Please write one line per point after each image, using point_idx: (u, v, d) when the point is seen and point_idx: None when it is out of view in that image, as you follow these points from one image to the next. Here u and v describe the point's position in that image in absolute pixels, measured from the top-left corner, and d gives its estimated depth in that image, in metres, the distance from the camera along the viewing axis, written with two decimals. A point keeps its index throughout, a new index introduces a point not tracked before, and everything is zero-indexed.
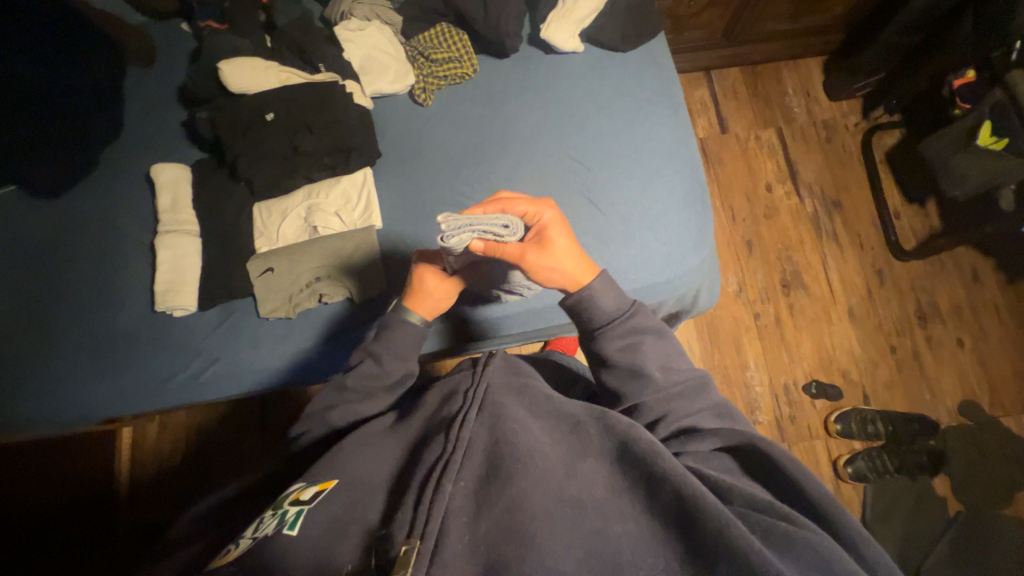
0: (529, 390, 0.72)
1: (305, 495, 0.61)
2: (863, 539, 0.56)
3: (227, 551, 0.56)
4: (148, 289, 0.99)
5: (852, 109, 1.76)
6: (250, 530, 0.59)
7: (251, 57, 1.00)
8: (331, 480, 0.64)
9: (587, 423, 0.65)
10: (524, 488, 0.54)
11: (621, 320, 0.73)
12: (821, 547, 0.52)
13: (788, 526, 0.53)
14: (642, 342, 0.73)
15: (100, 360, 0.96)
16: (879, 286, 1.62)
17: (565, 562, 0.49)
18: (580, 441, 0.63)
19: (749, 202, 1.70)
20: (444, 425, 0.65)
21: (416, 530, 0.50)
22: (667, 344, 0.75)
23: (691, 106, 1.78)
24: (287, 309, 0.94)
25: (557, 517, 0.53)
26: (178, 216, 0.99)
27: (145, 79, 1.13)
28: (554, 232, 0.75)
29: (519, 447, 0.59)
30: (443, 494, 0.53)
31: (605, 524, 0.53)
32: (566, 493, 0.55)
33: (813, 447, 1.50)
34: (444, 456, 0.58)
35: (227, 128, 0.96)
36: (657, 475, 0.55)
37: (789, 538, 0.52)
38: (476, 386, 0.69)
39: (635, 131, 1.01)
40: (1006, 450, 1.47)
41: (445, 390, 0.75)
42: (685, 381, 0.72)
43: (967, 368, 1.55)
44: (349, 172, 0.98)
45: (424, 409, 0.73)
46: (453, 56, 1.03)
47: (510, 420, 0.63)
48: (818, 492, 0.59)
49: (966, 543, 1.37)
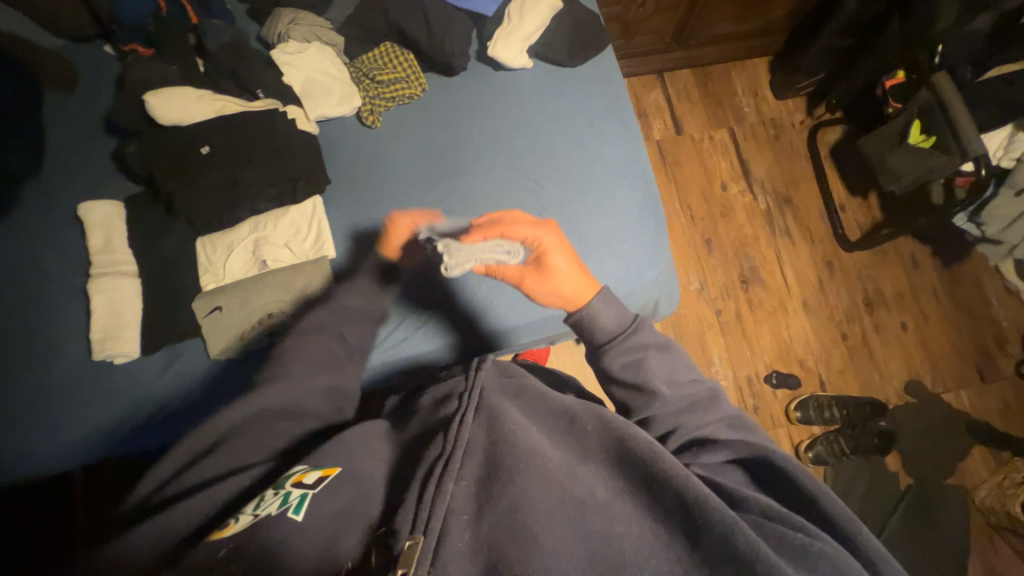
0: (525, 389, 0.71)
1: (309, 478, 0.58)
2: (878, 555, 0.57)
3: (228, 524, 0.55)
4: (83, 336, 0.93)
5: (797, 107, 1.83)
6: (252, 504, 0.56)
7: (181, 87, 0.95)
8: (337, 467, 0.61)
9: (583, 419, 0.65)
10: (527, 488, 0.54)
11: (622, 338, 0.71)
12: (841, 564, 0.53)
13: (804, 539, 0.54)
14: (646, 358, 0.71)
15: (32, 416, 0.88)
16: (829, 277, 1.70)
17: (567, 560, 0.50)
18: (579, 443, 0.63)
19: (707, 202, 1.74)
20: (442, 425, 0.64)
21: (419, 526, 0.50)
22: (674, 358, 0.73)
23: (646, 108, 1.80)
24: (238, 348, 0.90)
25: (560, 517, 0.53)
26: (113, 256, 0.93)
27: (59, 105, 1.04)
28: (553, 256, 0.78)
29: (520, 448, 0.58)
30: (445, 492, 0.53)
31: (607, 525, 0.53)
32: (568, 492, 0.55)
33: (776, 434, 1.56)
34: (444, 454, 0.58)
35: (161, 162, 0.91)
36: (658, 475, 0.56)
37: (805, 550, 0.53)
38: (471, 387, 0.67)
39: (587, 147, 1.02)
40: (950, 424, 1.58)
41: (441, 392, 0.74)
42: (695, 396, 0.71)
43: (912, 350, 1.65)
44: (297, 202, 0.96)
45: (419, 412, 0.72)
46: (401, 76, 1.01)
47: (508, 422, 0.62)
48: (834, 508, 0.59)
49: (917, 514, 1.46)
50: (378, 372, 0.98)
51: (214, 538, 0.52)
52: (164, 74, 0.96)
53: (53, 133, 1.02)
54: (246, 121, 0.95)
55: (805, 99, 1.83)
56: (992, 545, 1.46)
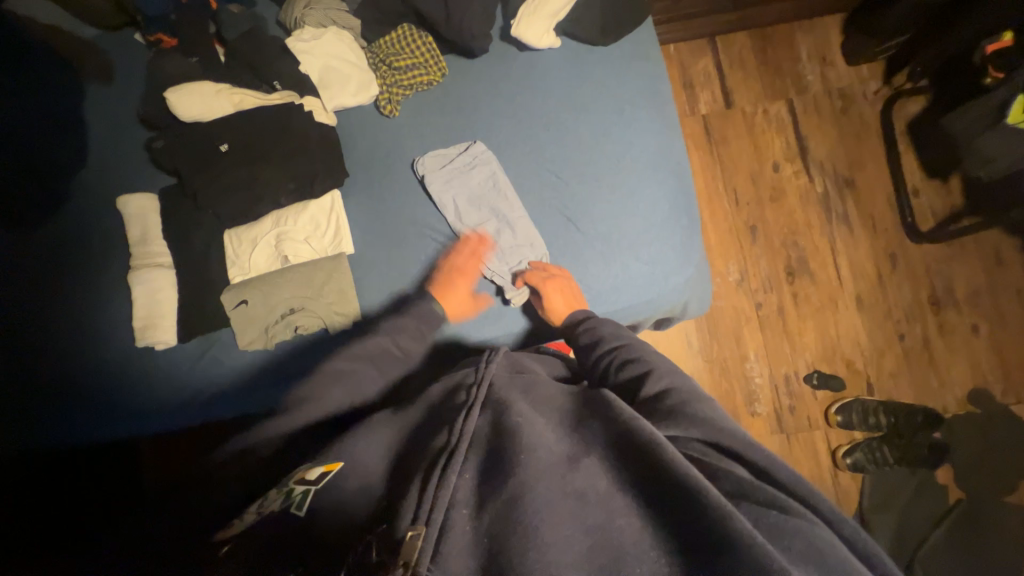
0: (535, 383, 0.66)
1: (312, 475, 0.56)
2: (843, 519, 0.48)
3: (235, 524, 0.54)
4: (122, 323, 0.99)
5: (872, 74, 1.60)
6: (258, 504, 0.56)
7: (201, 83, 0.99)
8: (339, 462, 0.57)
9: (590, 410, 0.58)
10: (524, 476, 0.48)
11: (580, 321, 0.84)
12: (816, 540, 0.44)
13: (778, 515, 0.46)
14: (601, 329, 0.80)
15: (85, 393, 0.97)
16: (891, 271, 1.53)
17: (566, 554, 0.43)
18: (585, 433, 0.55)
19: (754, 184, 1.58)
20: (448, 415, 0.60)
21: (421, 516, 0.46)
22: (632, 336, 0.78)
23: (694, 77, 1.62)
24: (264, 340, 0.96)
25: (559, 507, 0.46)
26: (151, 248, 0.98)
27: (96, 96, 1.07)
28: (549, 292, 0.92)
29: (521, 439, 0.52)
30: (449, 482, 0.49)
31: (607, 517, 0.45)
32: (569, 482, 0.48)
33: (812, 438, 1.45)
34: (448, 446, 0.53)
35: (186, 159, 0.97)
36: (658, 465, 0.46)
37: (774, 527, 0.45)
38: (480, 381, 0.64)
39: (615, 138, 1.02)
40: (1019, 439, 1.41)
41: (450, 383, 0.69)
42: (636, 355, 0.72)
43: (981, 355, 1.48)
44: (316, 197, 1.00)
45: (422, 400, 0.68)
46: (418, 62, 1.03)
47: (511, 414, 0.56)
48: (788, 473, 0.50)
49: (966, 532, 1.33)
50: None
51: (222, 538, 0.53)
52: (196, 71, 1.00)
53: (90, 125, 1.05)
54: (265, 115, 0.99)
55: (883, 63, 1.58)
56: None
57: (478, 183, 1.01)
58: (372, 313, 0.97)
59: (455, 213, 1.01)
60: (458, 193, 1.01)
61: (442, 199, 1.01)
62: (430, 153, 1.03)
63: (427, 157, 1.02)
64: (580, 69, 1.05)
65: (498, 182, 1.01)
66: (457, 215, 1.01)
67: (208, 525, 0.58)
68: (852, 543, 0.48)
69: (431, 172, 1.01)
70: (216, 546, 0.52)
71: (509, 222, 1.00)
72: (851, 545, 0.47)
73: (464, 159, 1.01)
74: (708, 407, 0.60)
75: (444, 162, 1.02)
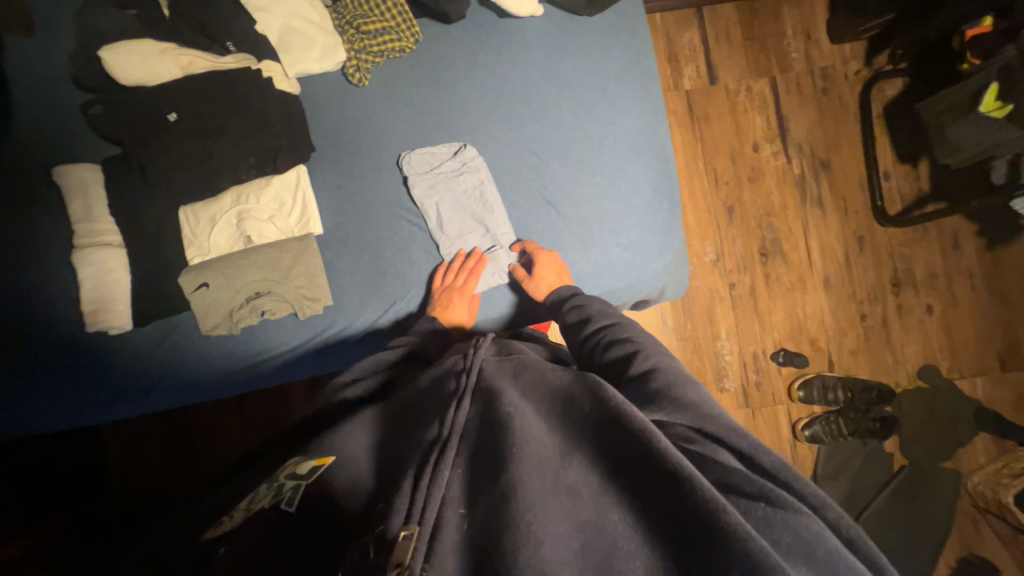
0: (528, 367, 0.63)
1: (302, 468, 0.54)
2: (823, 504, 0.47)
3: (224, 522, 0.51)
4: (67, 306, 0.92)
5: (854, 54, 1.59)
6: (245, 501, 0.53)
7: (141, 39, 0.89)
8: (331, 456, 0.55)
9: (579, 395, 0.54)
10: (518, 471, 0.46)
11: (570, 298, 0.86)
12: (805, 531, 0.42)
13: (767, 508, 0.44)
14: (591, 306, 0.83)
15: (29, 382, 0.91)
16: (858, 253, 1.57)
17: (560, 551, 0.41)
18: (576, 421, 0.52)
19: (734, 164, 1.57)
20: (436, 406, 0.58)
21: (414, 515, 0.44)
22: (621, 315, 0.80)
23: (679, 51, 1.57)
24: (228, 325, 0.91)
25: (553, 503, 0.44)
26: (95, 225, 0.90)
27: (20, 53, 0.94)
28: (544, 265, 0.92)
29: (513, 431, 0.50)
30: (442, 479, 0.47)
31: (598, 513, 0.44)
32: (562, 478, 0.46)
33: (775, 411, 1.52)
34: (439, 439, 0.52)
35: (130, 130, 0.89)
36: (651, 454, 0.44)
37: (765, 522, 0.44)
38: (471, 369, 0.62)
39: (598, 118, 0.99)
40: (961, 411, 1.51)
41: (437, 370, 0.67)
42: (624, 334, 0.74)
43: (933, 335, 1.56)
44: (280, 173, 0.94)
45: (410, 390, 0.66)
46: (389, 25, 0.96)
47: (502, 403, 0.54)
48: (771, 459, 0.49)
49: (906, 495, 1.44)
50: (364, 345, 0.97)
51: (212, 538, 0.49)
52: (139, 30, 0.90)
53: (15, 82, 0.94)
54: (217, 80, 0.91)
55: (864, 43, 1.58)
56: (975, 527, 1.45)
57: (464, 193, 0.97)
58: (345, 299, 0.95)
59: (438, 223, 0.97)
60: (443, 200, 0.97)
61: (425, 206, 0.97)
62: (418, 150, 0.97)
63: (414, 155, 0.97)
64: (562, 40, 1.00)
65: (486, 194, 0.97)
66: (439, 225, 0.97)
67: (196, 519, 0.54)
68: (836, 527, 0.47)
69: (417, 173, 0.96)
70: (207, 544, 0.48)
71: (489, 216, 0.98)
72: (836, 529, 0.46)
73: (453, 165, 0.97)
74: (694, 392, 0.60)
75: (432, 163, 0.97)
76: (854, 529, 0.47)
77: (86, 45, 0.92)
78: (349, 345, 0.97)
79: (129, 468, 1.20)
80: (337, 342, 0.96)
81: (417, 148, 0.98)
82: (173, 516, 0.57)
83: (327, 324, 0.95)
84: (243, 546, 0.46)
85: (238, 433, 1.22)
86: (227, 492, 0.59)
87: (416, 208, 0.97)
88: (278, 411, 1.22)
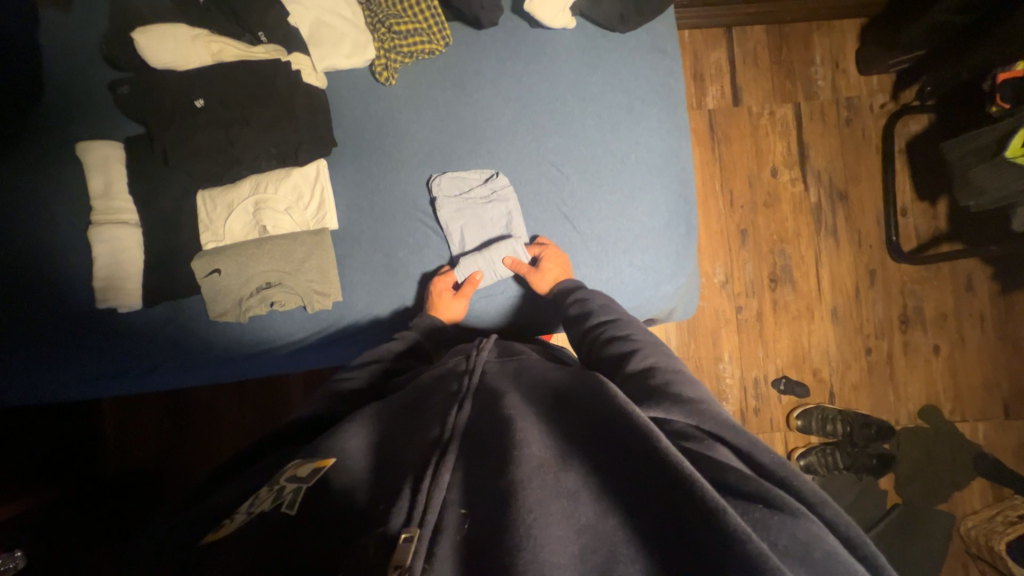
0: (528, 368, 0.65)
1: (303, 471, 0.53)
2: (820, 500, 0.45)
3: (223, 524, 0.50)
4: (80, 281, 0.92)
5: (881, 87, 1.58)
6: (245, 503, 0.52)
7: (174, 24, 0.89)
8: (331, 458, 0.54)
9: (580, 395, 0.55)
10: (518, 473, 0.45)
11: (572, 290, 0.87)
12: (802, 533, 0.40)
13: (764, 510, 0.42)
14: (592, 299, 0.84)
15: (36, 353, 0.91)
16: (868, 287, 1.56)
17: (561, 555, 0.40)
18: (575, 422, 0.52)
19: (751, 188, 1.56)
20: (440, 405, 0.59)
21: (414, 517, 0.43)
22: (620, 311, 0.80)
23: (705, 70, 1.56)
24: (237, 313, 0.92)
25: (554, 506, 0.43)
26: (113, 203, 0.91)
27: (53, 27, 0.95)
28: (549, 260, 0.93)
29: (515, 433, 0.50)
30: (443, 481, 0.47)
31: (598, 517, 0.43)
32: (563, 482, 0.45)
33: (771, 438, 1.51)
34: (441, 440, 0.52)
35: (155, 114, 0.90)
36: (652, 460, 0.43)
37: (762, 524, 0.41)
38: (473, 373, 0.64)
39: (621, 136, 0.99)
40: (960, 455, 1.49)
41: (440, 370, 0.69)
42: (623, 331, 0.74)
43: (937, 375, 1.55)
44: (300, 165, 0.94)
45: (413, 386, 0.68)
46: (420, 26, 0.95)
47: (504, 406, 0.55)
48: (765, 455, 0.48)
49: (898, 534, 1.43)
50: (369, 341, 0.97)
51: (208, 540, 0.47)
52: (172, 13, 0.90)
53: (46, 55, 0.94)
54: (246, 69, 0.91)
55: (892, 77, 1.57)
56: (964, 570, 1.44)
57: (491, 220, 0.97)
58: (353, 296, 0.95)
59: (461, 245, 0.98)
60: (468, 225, 0.97)
61: (451, 229, 0.97)
62: (451, 173, 0.97)
63: (444, 177, 0.97)
64: (592, 55, 1.00)
65: (512, 226, 0.97)
66: (461, 247, 0.97)
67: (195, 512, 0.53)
68: (833, 525, 0.45)
69: (447, 195, 0.96)
70: (205, 544, 0.47)
71: (505, 227, 0.98)
72: (834, 528, 0.44)
73: (483, 192, 0.96)
74: (691, 389, 0.60)
75: (462, 187, 0.97)
76: (852, 527, 0.44)
77: (120, 25, 0.92)
78: (354, 340, 0.97)
79: (126, 441, 1.21)
80: (342, 336, 0.96)
81: (449, 170, 0.98)
82: (169, 515, 0.56)
83: (335, 318, 0.95)
84: (236, 545, 0.45)
85: (233, 417, 1.23)
86: (227, 485, 0.58)
87: (439, 229, 0.97)
88: (277, 398, 1.22)
